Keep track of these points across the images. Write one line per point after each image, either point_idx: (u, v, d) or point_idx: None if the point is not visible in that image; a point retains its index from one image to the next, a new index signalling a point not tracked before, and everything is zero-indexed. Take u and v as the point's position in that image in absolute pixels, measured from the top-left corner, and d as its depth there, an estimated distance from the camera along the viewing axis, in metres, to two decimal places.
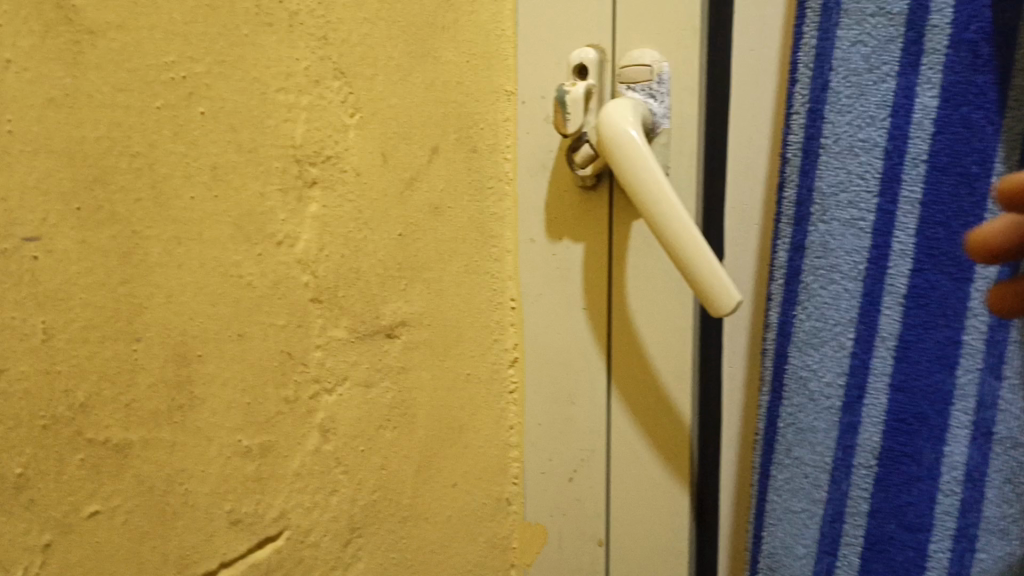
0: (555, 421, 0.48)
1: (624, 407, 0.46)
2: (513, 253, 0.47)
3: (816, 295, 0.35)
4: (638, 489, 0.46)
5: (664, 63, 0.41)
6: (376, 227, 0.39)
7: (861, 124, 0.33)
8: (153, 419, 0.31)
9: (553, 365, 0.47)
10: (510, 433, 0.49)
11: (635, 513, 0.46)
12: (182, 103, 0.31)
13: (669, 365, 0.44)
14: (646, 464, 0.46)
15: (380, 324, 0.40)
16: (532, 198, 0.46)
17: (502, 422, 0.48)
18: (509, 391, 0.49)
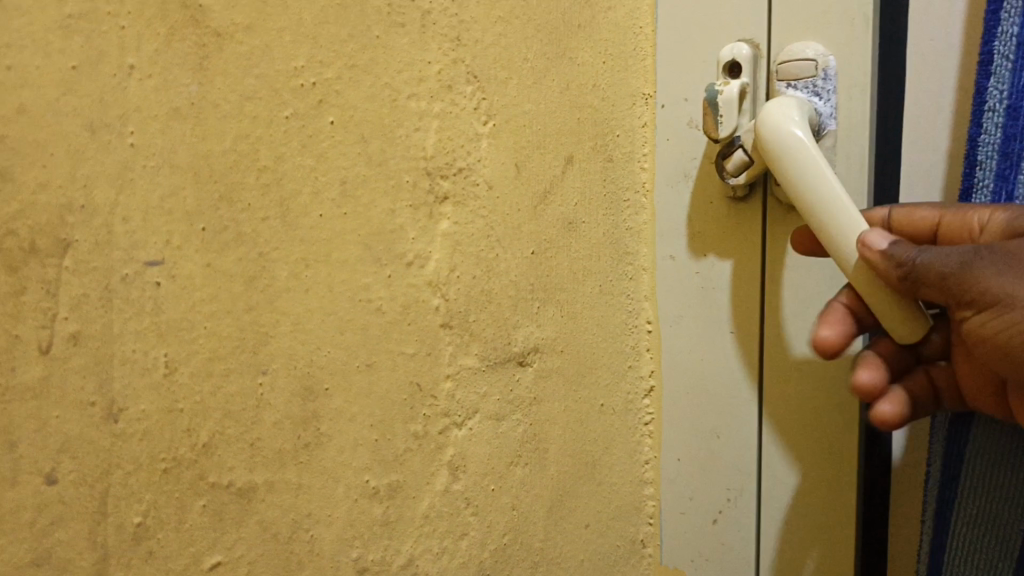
0: (697, 456, 0.43)
1: (778, 444, 0.41)
2: (650, 270, 0.44)
3: None
4: (793, 539, 0.41)
5: (829, 57, 0.37)
6: (509, 245, 0.36)
7: None
8: (278, 460, 0.28)
9: (696, 395, 0.43)
10: (645, 467, 0.45)
11: (790, 566, 0.41)
12: (312, 111, 0.28)
13: (833, 397, 0.39)
14: (804, 510, 0.40)
15: (511, 351, 0.36)
16: (672, 210, 0.43)
17: (637, 455, 0.45)
18: (644, 424, 0.45)
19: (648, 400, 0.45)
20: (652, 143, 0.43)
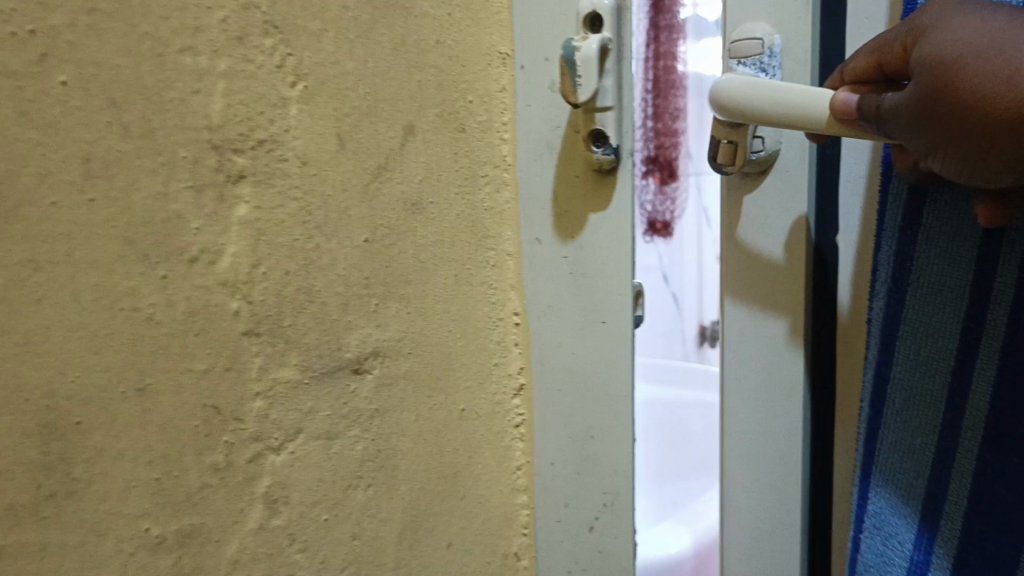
0: (572, 460, 0.37)
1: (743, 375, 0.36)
2: (515, 257, 0.37)
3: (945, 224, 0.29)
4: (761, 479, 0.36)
5: (775, 33, 0.34)
6: (333, 232, 0.30)
7: None
8: (10, 517, 0.22)
9: (568, 390, 0.37)
10: (516, 475, 0.38)
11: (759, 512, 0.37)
12: (32, 69, 0.22)
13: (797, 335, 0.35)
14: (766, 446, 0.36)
15: (343, 357, 0.31)
16: (537, 186, 0.36)
17: (506, 463, 0.38)
18: (514, 425, 0.38)
19: (519, 400, 0.38)
20: (511, 109, 0.37)
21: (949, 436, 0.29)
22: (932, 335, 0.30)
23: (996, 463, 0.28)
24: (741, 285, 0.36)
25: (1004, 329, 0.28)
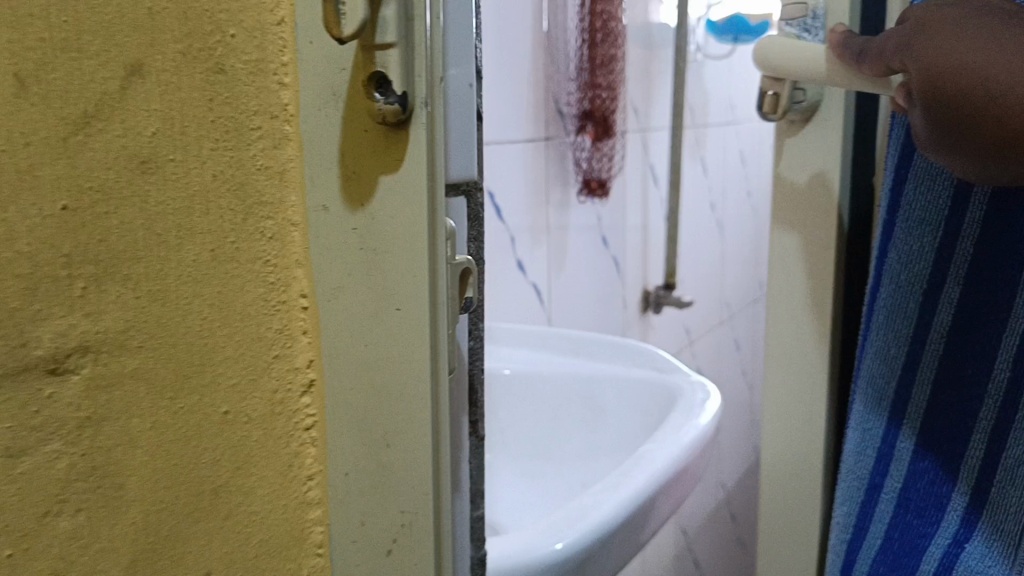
0: (367, 473, 0.31)
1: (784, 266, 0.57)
2: (302, 227, 0.31)
3: (918, 178, 0.46)
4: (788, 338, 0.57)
5: None
6: (12, 197, 0.24)
7: None
8: None
9: (361, 388, 0.31)
10: (307, 486, 0.32)
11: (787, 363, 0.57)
12: None
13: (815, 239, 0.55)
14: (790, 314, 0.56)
15: (30, 356, 0.25)
16: (322, 138, 0.30)
17: (291, 472, 0.32)
18: (303, 428, 0.32)
19: (308, 399, 0.32)
20: (294, 48, 0.29)
21: (925, 323, 0.46)
22: (913, 259, 0.46)
23: (942, 393, 0.46)
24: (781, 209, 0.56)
25: (968, 262, 0.44)
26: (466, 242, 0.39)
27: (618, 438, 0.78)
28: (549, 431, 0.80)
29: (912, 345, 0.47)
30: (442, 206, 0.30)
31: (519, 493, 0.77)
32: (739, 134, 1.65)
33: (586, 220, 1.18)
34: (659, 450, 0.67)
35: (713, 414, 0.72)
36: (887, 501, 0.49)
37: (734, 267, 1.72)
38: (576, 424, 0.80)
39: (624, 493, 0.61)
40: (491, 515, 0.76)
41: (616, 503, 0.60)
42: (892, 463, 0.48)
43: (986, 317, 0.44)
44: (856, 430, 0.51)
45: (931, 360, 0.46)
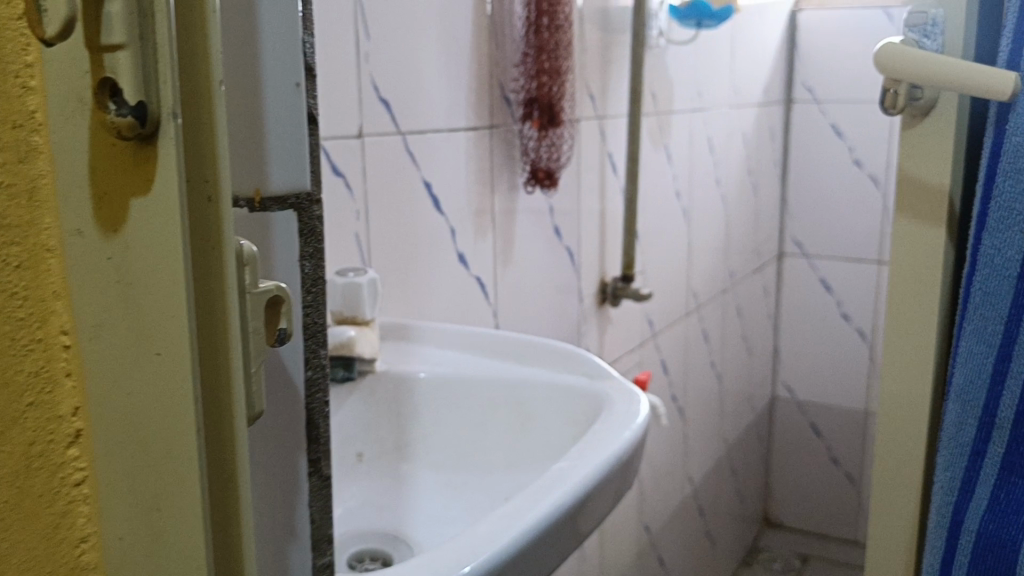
0: (138, 536, 0.29)
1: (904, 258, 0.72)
2: (59, 255, 0.29)
3: (1006, 203, 0.63)
4: (908, 317, 0.72)
5: None
6: None
7: None
8: None
9: (126, 440, 0.29)
10: (79, 549, 0.31)
11: (910, 338, 0.73)
12: None
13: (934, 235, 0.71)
14: (910, 297, 0.72)
15: None
16: (67, 158, 0.27)
17: (60, 523, 0.31)
18: (73, 483, 0.30)
19: (77, 447, 0.30)
20: (33, 48, 0.27)
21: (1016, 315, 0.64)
22: (1006, 264, 0.64)
23: None
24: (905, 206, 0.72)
25: None
26: (297, 259, 0.34)
27: (545, 446, 0.75)
28: (474, 438, 0.77)
29: (1006, 329, 0.64)
30: (220, 231, 0.26)
31: (440, 506, 0.73)
32: (704, 122, 1.64)
33: (535, 206, 1.15)
34: (579, 465, 0.64)
35: (639, 425, 0.69)
36: (996, 453, 0.66)
37: (702, 257, 1.70)
38: (502, 431, 0.76)
39: (534, 513, 0.58)
40: (341, 528, 0.70)
41: (526, 525, 0.56)
42: (994, 430, 0.66)
43: None
44: (956, 397, 0.68)
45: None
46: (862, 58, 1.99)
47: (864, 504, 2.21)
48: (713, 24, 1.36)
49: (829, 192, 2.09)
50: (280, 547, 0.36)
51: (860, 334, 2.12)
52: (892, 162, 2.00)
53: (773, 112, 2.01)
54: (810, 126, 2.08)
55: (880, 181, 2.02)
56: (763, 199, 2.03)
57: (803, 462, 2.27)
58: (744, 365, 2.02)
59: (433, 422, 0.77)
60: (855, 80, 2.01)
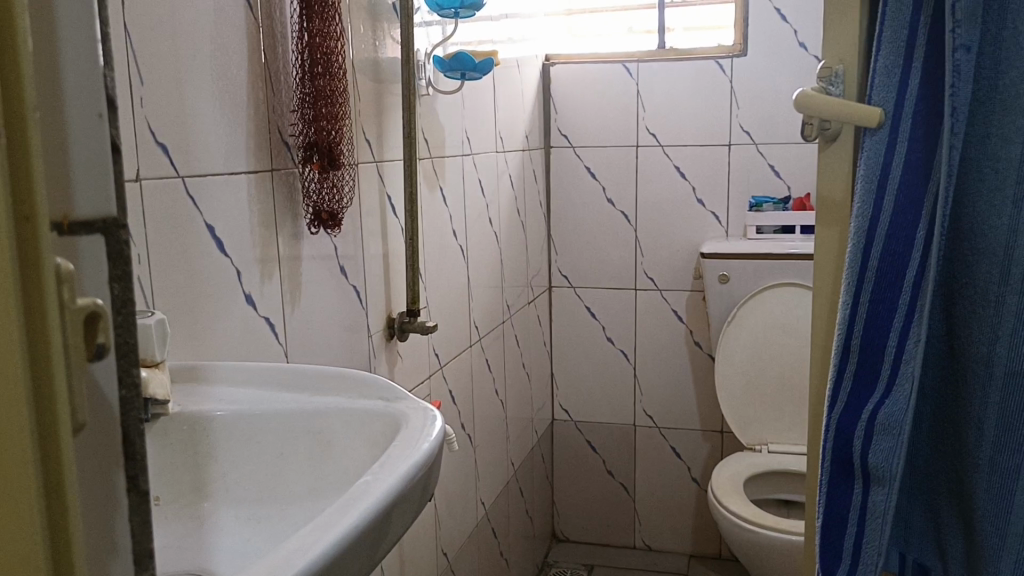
0: None
1: (820, 253, 0.92)
2: None
3: (865, 176, 0.82)
4: (826, 296, 0.92)
5: None
6: None
7: (899, 84, 0.80)
8: None
9: None
10: None
11: (826, 312, 0.93)
12: None
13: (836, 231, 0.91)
14: (824, 281, 0.92)
15: None
16: None
17: None
18: None
19: None
20: None
21: (865, 263, 0.82)
22: (864, 221, 0.82)
23: (881, 302, 0.82)
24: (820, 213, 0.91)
25: (892, 221, 0.81)
26: (106, 282, 0.33)
27: (345, 469, 0.78)
28: (275, 469, 0.78)
29: (862, 273, 0.83)
30: (35, 255, 0.28)
31: (242, 539, 0.75)
32: (474, 165, 1.75)
33: (320, 250, 1.19)
34: (381, 479, 0.68)
35: (436, 436, 0.75)
36: (849, 374, 0.85)
37: (480, 291, 1.81)
38: (303, 460, 0.78)
39: (343, 525, 0.61)
40: None
41: (335, 536, 0.60)
42: (849, 355, 0.84)
43: (902, 252, 0.81)
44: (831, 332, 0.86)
45: (874, 282, 0.82)
46: (608, 107, 2.22)
47: (639, 511, 2.40)
48: (477, 75, 1.47)
49: (588, 228, 2.29)
50: (103, 566, 0.35)
51: (624, 355, 2.32)
52: (638, 201, 2.24)
53: (534, 156, 2.18)
54: (568, 169, 2.27)
55: (630, 216, 2.25)
56: (531, 237, 2.18)
57: (584, 479, 2.43)
58: (525, 391, 2.15)
59: (232, 458, 0.77)
60: (603, 127, 2.23)
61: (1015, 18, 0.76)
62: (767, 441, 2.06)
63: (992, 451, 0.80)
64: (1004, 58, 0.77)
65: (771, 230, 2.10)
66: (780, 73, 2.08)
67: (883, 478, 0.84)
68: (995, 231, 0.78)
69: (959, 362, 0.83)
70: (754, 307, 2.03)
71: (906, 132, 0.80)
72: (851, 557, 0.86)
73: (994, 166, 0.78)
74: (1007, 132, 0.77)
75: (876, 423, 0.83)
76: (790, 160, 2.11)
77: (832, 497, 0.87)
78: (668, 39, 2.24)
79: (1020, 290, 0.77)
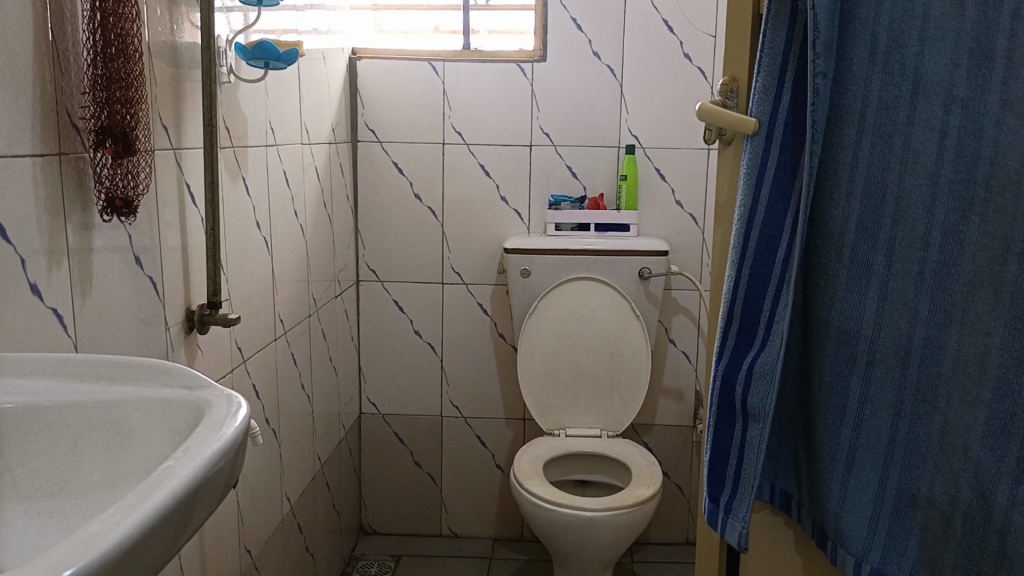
0: None
1: (720, 243, 1.10)
2: None
3: (746, 174, 0.97)
4: (716, 278, 1.12)
5: None
6: None
7: (766, 99, 0.95)
8: None
9: None
10: None
11: (717, 286, 1.12)
12: None
13: (722, 226, 1.09)
14: (717, 269, 1.11)
15: None
16: None
17: None
18: None
19: None
20: None
21: (744, 246, 0.98)
22: (745, 213, 0.98)
23: (756, 277, 0.98)
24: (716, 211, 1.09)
25: (763, 212, 0.96)
26: None
27: (144, 459, 0.77)
28: (68, 461, 0.76)
29: (740, 253, 0.98)
30: None
31: (33, 533, 0.73)
32: (278, 157, 1.73)
33: (113, 240, 1.15)
34: (185, 462, 0.68)
35: (240, 420, 0.76)
36: (731, 336, 1.01)
37: (285, 284, 1.79)
38: (97, 450, 0.77)
39: (146, 507, 0.61)
40: None
41: (141, 516, 0.60)
42: (733, 318, 1.00)
43: (773, 234, 0.96)
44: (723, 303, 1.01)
45: (749, 262, 0.98)
46: (413, 105, 2.25)
47: (445, 500, 2.47)
48: (281, 66, 1.46)
49: (395, 222, 2.32)
50: None
51: (431, 347, 2.38)
52: (445, 197, 2.30)
53: (342, 150, 2.18)
54: (373, 163, 2.29)
55: (437, 212, 2.30)
56: (338, 230, 2.17)
57: (391, 471, 2.46)
58: (331, 385, 2.14)
59: (20, 452, 0.75)
60: (410, 123, 2.26)
61: (857, 50, 0.88)
62: (564, 426, 2.19)
63: (828, 394, 0.96)
64: (847, 83, 0.89)
65: (568, 228, 2.22)
66: (577, 79, 2.22)
67: (758, 415, 0.97)
68: (835, 219, 0.92)
69: (810, 325, 0.98)
70: (553, 299, 2.15)
71: (778, 139, 0.95)
72: (732, 483, 1.02)
73: (835, 168, 0.92)
74: (843, 142, 0.91)
75: (752, 373, 0.97)
76: (585, 161, 2.26)
77: (718, 433, 1.03)
78: (473, 40, 2.30)
79: (847, 266, 0.92)
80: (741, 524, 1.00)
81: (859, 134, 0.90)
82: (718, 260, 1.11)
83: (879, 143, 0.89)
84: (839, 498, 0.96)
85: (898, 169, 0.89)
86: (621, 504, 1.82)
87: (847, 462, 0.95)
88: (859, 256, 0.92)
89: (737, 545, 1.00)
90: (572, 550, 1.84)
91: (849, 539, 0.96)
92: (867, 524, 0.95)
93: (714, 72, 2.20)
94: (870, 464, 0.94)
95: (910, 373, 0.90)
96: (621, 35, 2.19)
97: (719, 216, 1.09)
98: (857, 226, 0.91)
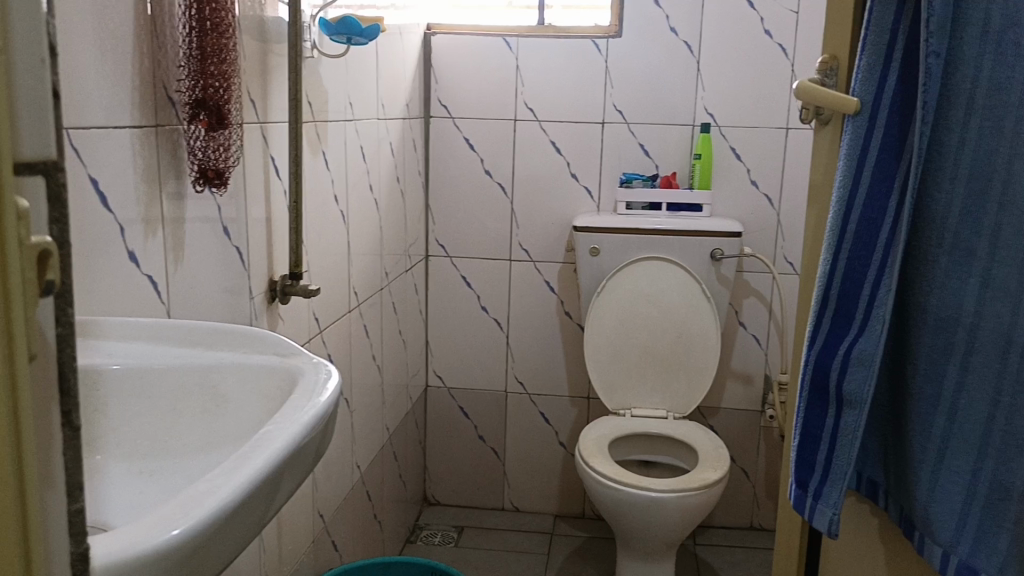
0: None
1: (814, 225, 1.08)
2: None
3: (848, 155, 0.95)
4: (811, 261, 1.10)
5: None
6: None
7: (871, 78, 0.92)
8: None
9: None
10: None
11: (810, 269, 1.10)
12: None
13: (816, 207, 1.07)
14: (810, 252, 1.09)
15: None
16: None
17: None
18: None
19: None
20: None
21: (842, 229, 0.96)
22: (846, 195, 0.95)
23: (854, 261, 0.96)
24: (811, 192, 1.07)
25: (865, 194, 0.94)
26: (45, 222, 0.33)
27: (240, 422, 0.81)
28: (168, 423, 0.79)
29: (839, 236, 0.96)
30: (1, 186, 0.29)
31: (134, 492, 0.76)
32: (355, 131, 1.75)
33: (203, 210, 1.18)
34: (282, 428, 0.70)
35: (332, 388, 0.78)
36: (825, 321, 0.99)
37: (359, 257, 1.82)
38: (196, 413, 0.80)
39: (249, 470, 0.64)
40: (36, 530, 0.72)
41: (242, 479, 0.62)
42: (827, 302, 0.98)
43: (874, 218, 0.94)
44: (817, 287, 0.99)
45: (847, 245, 0.96)
46: (486, 81, 2.25)
47: (508, 474, 2.49)
48: (363, 41, 1.47)
49: (466, 198, 2.33)
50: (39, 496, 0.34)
51: (498, 323, 2.40)
52: (515, 174, 2.30)
53: (415, 125, 2.19)
54: (445, 138, 2.30)
55: (506, 188, 2.31)
56: (410, 204, 2.19)
57: (456, 444, 2.50)
58: (400, 357, 2.18)
59: (121, 413, 0.78)
60: (482, 98, 2.26)
61: (969, 29, 0.85)
62: (630, 406, 2.18)
63: (922, 382, 0.94)
64: (957, 62, 0.86)
65: (639, 206, 2.21)
66: (653, 56, 2.19)
67: (855, 402, 0.96)
68: (938, 204, 0.89)
69: (907, 311, 0.95)
70: (622, 278, 2.14)
71: (883, 119, 0.92)
72: (822, 469, 1.01)
73: (942, 151, 0.88)
74: (950, 122, 0.87)
75: (850, 358, 0.96)
76: (659, 140, 2.23)
77: (809, 419, 1.02)
78: (547, 16, 2.30)
79: (950, 251, 0.90)
80: (832, 510, 0.99)
81: (967, 116, 0.87)
82: (812, 243, 1.09)
83: (988, 126, 0.86)
84: (928, 489, 0.94)
85: (1007, 152, 0.86)
86: (687, 485, 1.81)
87: (939, 451, 0.93)
88: (962, 242, 0.89)
89: (827, 531, 0.99)
90: (636, 529, 1.84)
91: (937, 530, 0.94)
92: (958, 516, 0.93)
93: (796, 50, 2.14)
94: (964, 455, 0.92)
95: (1011, 362, 0.89)
96: (699, 11, 2.15)
97: (813, 197, 1.07)
98: (961, 211, 0.89)
